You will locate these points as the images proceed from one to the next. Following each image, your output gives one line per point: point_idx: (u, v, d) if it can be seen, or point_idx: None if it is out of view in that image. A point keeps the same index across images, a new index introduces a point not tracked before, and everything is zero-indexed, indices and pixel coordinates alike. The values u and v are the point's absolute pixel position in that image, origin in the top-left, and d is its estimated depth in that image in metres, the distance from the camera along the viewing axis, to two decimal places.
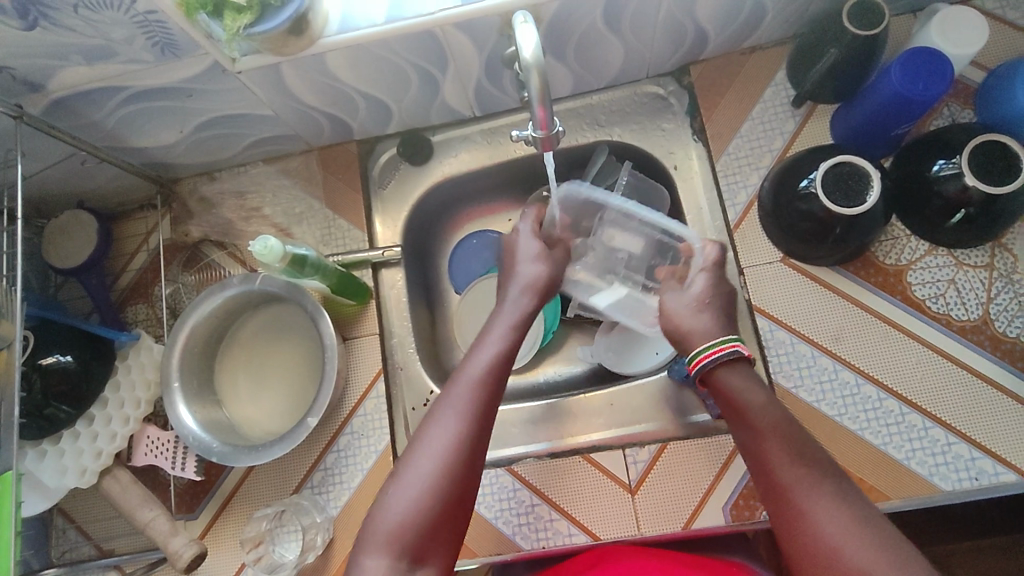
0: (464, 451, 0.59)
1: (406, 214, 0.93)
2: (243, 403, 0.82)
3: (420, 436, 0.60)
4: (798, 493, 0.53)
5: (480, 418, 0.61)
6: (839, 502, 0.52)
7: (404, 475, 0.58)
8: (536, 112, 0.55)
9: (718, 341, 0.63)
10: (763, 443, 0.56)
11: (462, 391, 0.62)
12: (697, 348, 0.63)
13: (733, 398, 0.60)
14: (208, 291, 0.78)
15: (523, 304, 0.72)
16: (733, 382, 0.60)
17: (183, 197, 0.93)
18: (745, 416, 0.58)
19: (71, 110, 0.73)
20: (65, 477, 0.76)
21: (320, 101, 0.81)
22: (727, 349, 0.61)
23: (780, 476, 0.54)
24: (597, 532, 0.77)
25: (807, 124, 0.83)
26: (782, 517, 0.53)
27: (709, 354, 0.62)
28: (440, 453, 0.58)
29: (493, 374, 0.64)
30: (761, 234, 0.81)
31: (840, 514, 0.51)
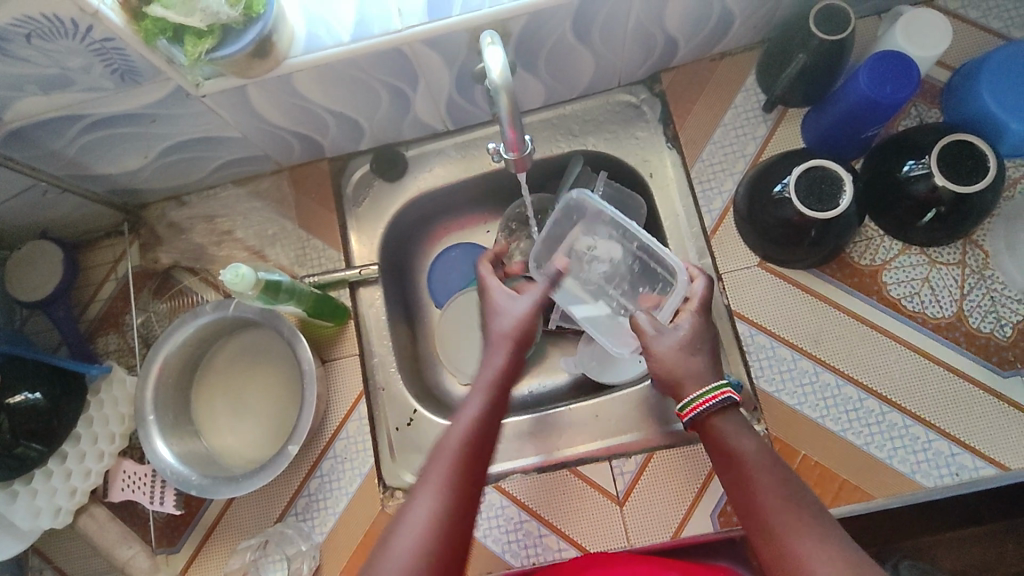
0: (454, 503, 0.56)
1: (382, 232, 0.92)
2: (222, 432, 0.80)
3: (411, 493, 0.57)
4: (794, 540, 0.52)
5: (467, 474, 0.58)
6: (834, 550, 0.51)
7: (398, 528, 0.54)
8: (507, 133, 0.54)
9: (711, 386, 0.62)
10: (756, 493, 0.56)
11: (449, 448, 0.59)
12: (695, 393, 0.62)
13: (724, 444, 0.60)
14: (180, 320, 0.76)
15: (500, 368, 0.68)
16: (728, 429, 0.60)
17: (152, 223, 0.91)
18: (739, 464, 0.58)
19: (30, 140, 0.71)
20: (40, 518, 0.74)
21: (289, 121, 0.80)
22: (723, 394, 0.61)
23: (776, 523, 0.54)
24: (585, 545, 0.76)
25: (779, 128, 0.83)
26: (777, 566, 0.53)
27: (707, 399, 0.61)
28: (432, 505, 0.55)
29: (478, 433, 0.61)
30: (738, 239, 0.82)
31: (837, 562, 0.50)
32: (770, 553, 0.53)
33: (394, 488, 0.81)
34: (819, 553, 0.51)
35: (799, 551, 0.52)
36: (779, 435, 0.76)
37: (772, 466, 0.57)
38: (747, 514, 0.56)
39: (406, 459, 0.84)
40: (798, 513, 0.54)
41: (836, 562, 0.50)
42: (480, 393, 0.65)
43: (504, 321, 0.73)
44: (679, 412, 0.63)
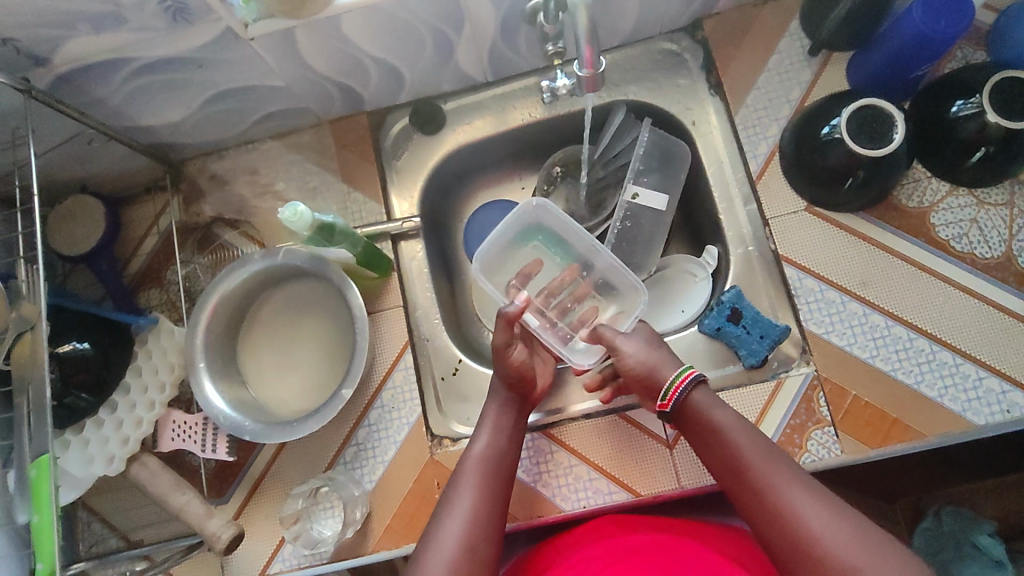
0: (475, 538, 0.65)
1: (422, 185, 0.91)
2: (269, 382, 0.80)
3: (439, 525, 0.66)
4: (785, 499, 0.60)
5: (483, 510, 0.67)
6: (822, 504, 0.59)
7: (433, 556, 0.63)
8: (584, 51, 0.57)
9: (677, 372, 0.69)
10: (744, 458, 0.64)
11: (464, 490, 0.68)
12: (669, 377, 0.69)
13: (704, 419, 0.67)
14: (229, 269, 0.77)
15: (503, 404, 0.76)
16: (707, 408, 0.67)
17: (191, 177, 0.91)
18: (719, 440, 0.65)
19: (78, 85, 0.71)
20: (92, 466, 0.74)
21: (332, 69, 0.80)
22: (687, 379, 0.68)
23: (769, 484, 0.61)
24: (637, 488, 0.76)
25: (824, 73, 0.83)
26: (770, 523, 0.60)
27: (678, 384, 0.68)
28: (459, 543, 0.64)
29: (489, 469, 0.70)
30: (784, 184, 0.81)
31: (825, 515, 0.58)
32: (763, 515, 0.61)
33: (442, 437, 0.81)
34: (813, 509, 0.59)
35: (791, 511, 0.59)
36: (828, 377, 0.76)
37: (752, 437, 0.65)
38: (736, 481, 0.64)
39: (453, 409, 0.84)
40: (787, 476, 0.61)
41: (824, 514, 0.58)
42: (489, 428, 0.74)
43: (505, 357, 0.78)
44: (659, 401, 0.69)
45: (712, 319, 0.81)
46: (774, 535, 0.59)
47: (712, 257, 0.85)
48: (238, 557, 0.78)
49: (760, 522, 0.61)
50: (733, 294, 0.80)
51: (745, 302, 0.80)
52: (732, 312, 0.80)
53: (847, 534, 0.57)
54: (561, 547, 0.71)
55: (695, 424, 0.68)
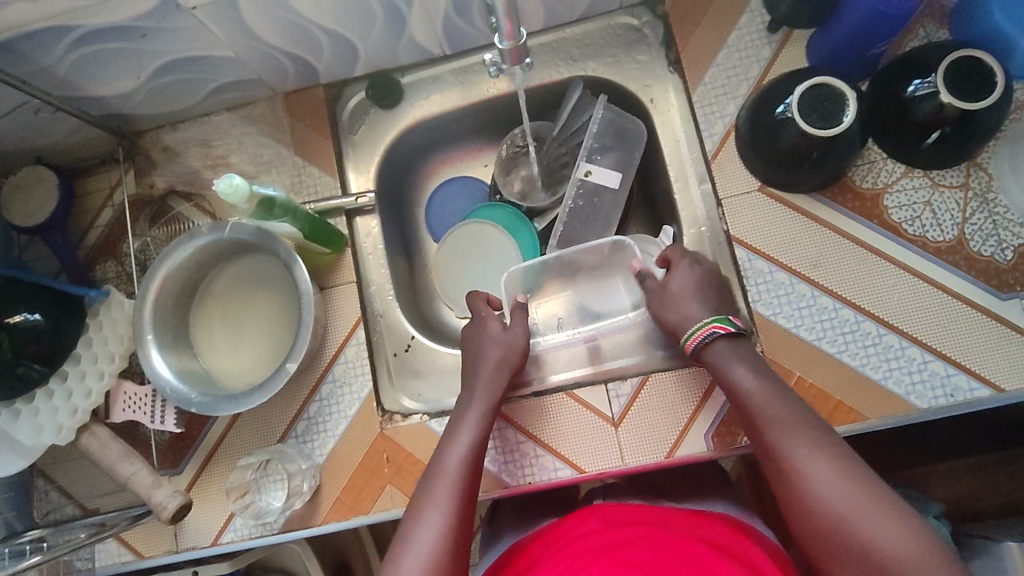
0: (453, 534, 0.63)
1: (379, 161, 0.91)
2: (220, 355, 0.81)
3: (417, 517, 0.64)
4: (788, 454, 0.60)
5: (462, 507, 0.65)
6: (824, 457, 0.59)
7: (406, 553, 0.61)
8: (503, 24, 0.57)
9: (698, 326, 0.70)
10: (758, 416, 0.64)
11: (443, 485, 0.66)
12: (697, 324, 0.70)
13: (722, 373, 0.67)
14: (177, 242, 0.76)
15: (489, 402, 0.73)
16: (725, 366, 0.67)
17: (147, 149, 0.90)
18: (740, 396, 0.65)
19: (19, 54, 0.70)
20: (42, 435, 0.75)
21: (282, 40, 0.79)
22: (705, 332, 0.69)
23: (775, 441, 0.61)
24: (582, 465, 0.77)
25: (784, 50, 0.81)
26: (778, 476, 0.61)
27: (698, 335, 0.69)
28: (434, 540, 0.62)
29: (467, 467, 0.67)
30: (739, 164, 0.80)
31: (827, 469, 0.58)
32: (773, 468, 0.62)
33: (392, 412, 0.83)
34: (813, 462, 0.59)
35: (793, 466, 0.59)
36: (775, 358, 0.76)
37: (772, 394, 0.64)
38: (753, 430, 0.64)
39: (403, 384, 0.85)
40: (793, 430, 0.61)
41: (827, 469, 0.58)
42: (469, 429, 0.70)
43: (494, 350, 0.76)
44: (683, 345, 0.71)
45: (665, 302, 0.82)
46: (783, 488, 0.60)
47: (668, 237, 0.84)
48: (190, 526, 0.80)
49: (771, 473, 0.62)
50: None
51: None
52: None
53: (848, 488, 0.57)
54: (549, 540, 0.72)
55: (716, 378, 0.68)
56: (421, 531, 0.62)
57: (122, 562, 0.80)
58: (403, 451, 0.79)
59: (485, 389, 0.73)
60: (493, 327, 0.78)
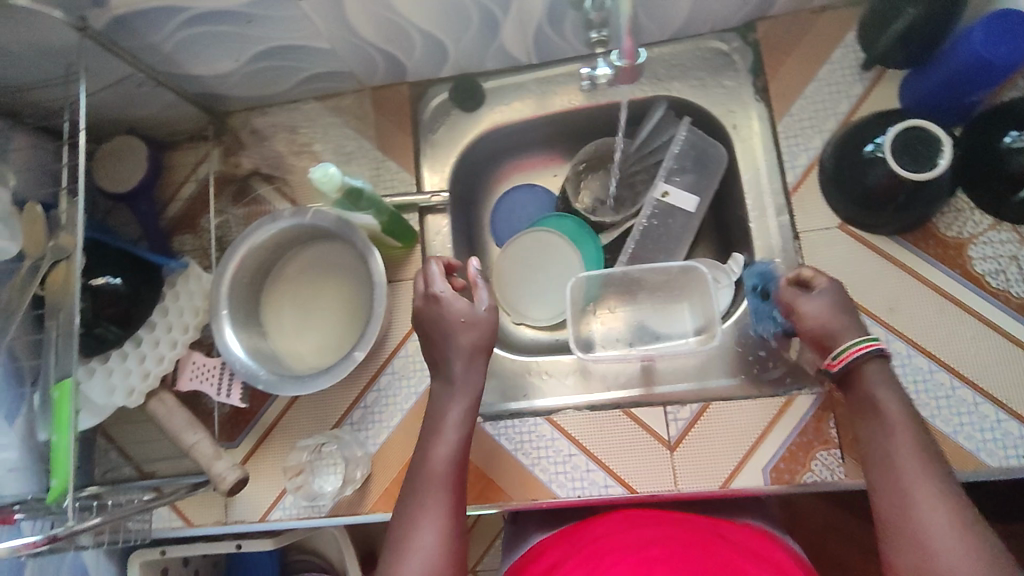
0: (451, 536, 0.63)
1: (455, 162, 0.92)
2: (287, 337, 0.83)
3: (414, 520, 0.64)
4: (903, 478, 0.57)
5: (454, 508, 0.66)
6: (937, 494, 0.55)
7: (406, 557, 0.61)
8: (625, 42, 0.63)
9: (857, 339, 0.65)
10: (888, 451, 0.59)
11: (437, 490, 0.66)
12: (846, 342, 0.65)
13: (870, 396, 0.62)
14: (260, 223, 0.78)
15: (467, 399, 0.72)
16: (868, 382, 0.63)
17: (234, 130, 0.93)
18: (872, 412, 0.62)
19: (131, 29, 0.72)
20: (113, 396, 0.77)
21: (379, 37, 0.80)
22: (864, 349, 0.64)
23: (892, 462, 0.59)
24: (633, 485, 0.77)
25: (875, 89, 0.81)
26: (886, 498, 0.58)
27: (857, 350, 0.64)
28: (432, 545, 0.62)
29: (454, 466, 0.68)
30: (820, 200, 0.80)
31: (937, 505, 0.55)
32: (880, 487, 0.59)
33: None
34: (924, 495, 0.56)
35: (905, 491, 0.57)
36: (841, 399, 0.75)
37: (906, 419, 0.60)
38: (880, 464, 0.60)
39: None
40: (915, 458, 0.58)
41: (936, 504, 0.55)
42: (455, 425, 0.70)
43: (468, 335, 0.73)
44: (827, 360, 0.66)
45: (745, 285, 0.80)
46: (887, 510, 0.57)
47: (738, 265, 0.85)
48: (241, 500, 0.82)
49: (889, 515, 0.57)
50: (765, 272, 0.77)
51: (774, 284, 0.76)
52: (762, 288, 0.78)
53: (966, 548, 0.52)
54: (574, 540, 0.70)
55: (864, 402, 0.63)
56: (419, 536, 0.63)
57: (171, 527, 0.83)
58: None
59: (465, 381, 0.72)
60: (441, 290, 0.74)
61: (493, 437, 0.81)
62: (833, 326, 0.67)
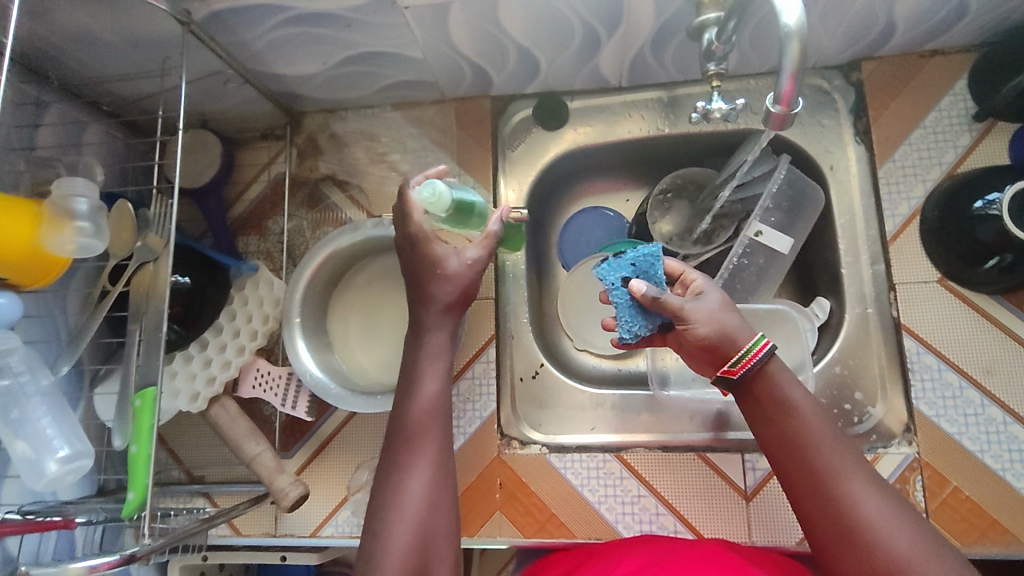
0: (438, 490, 0.61)
1: (532, 180, 0.89)
2: (354, 349, 0.81)
3: (399, 467, 0.62)
4: (841, 486, 0.54)
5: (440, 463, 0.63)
6: (882, 497, 0.53)
7: (394, 515, 0.59)
8: (784, 84, 0.54)
9: (752, 342, 0.59)
10: (805, 440, 0.56)
11: (423, 436, 0.64)
12: (742, 346, 0.59)
13: (777, 390, 0.59)
14: (342, 230, 0.77)
15: (440, 342, 0.68)
16: (773, 383, 0.59)
17: (309, 131, 0.91)
18: (785, 415, 0.58)
19: (227, 24, 0.69)
20: (177, 400, 0.74)
21: (474, 50, 0.78)
22: (763, 350, 0.58)
23: (826, 470, 0.55)
24: (704, 533, 0.74)
25: (984, 140, 0.77)
26: (821, 509, 0.54)
27: (757, 351, 0.58)
28: (420, 496, 0.60)
29: (438, 408, 0.66)
30: (919, 251, 0.77)
31: (887, 509, 0.52)
32: (812, 494, 0.55)
33: (512, 437, 0.81)
34: (870, 501, 0.53)
35: (851, 502, 0.53)
36: (930, 462, 0.72)
37: (812, 413, 0.58)
38: (788, 453, 0.57)
39: (527, 412, 0.82)
40: (847, 459, 0.55)
41: (886, 507, 0.53)
42: (434, 375, 0.67)
43: (447, 287, 0.68)
44: (729, 368, 0.59)
45: (604, 279, 0.68)
46: (818, 509, 0.55)
47: (823, 310, 0.81)
48: (295, 514, 0.80)
49: (813, 506, 0.55)
50: (640, 258, 0.67)
51: (654, 273, 0.66)
52: (627, 275, 0.67)
53: (908, 529, 0.52)
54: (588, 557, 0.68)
55: (752, 394, 0.60)
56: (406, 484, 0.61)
57: (218, 536, 0.80)
58: (518, 480, 0.78)
59: (438, 330, 0.69)
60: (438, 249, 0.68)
61: (559, 471, 0.78)
62: (729, 328, 0.59)
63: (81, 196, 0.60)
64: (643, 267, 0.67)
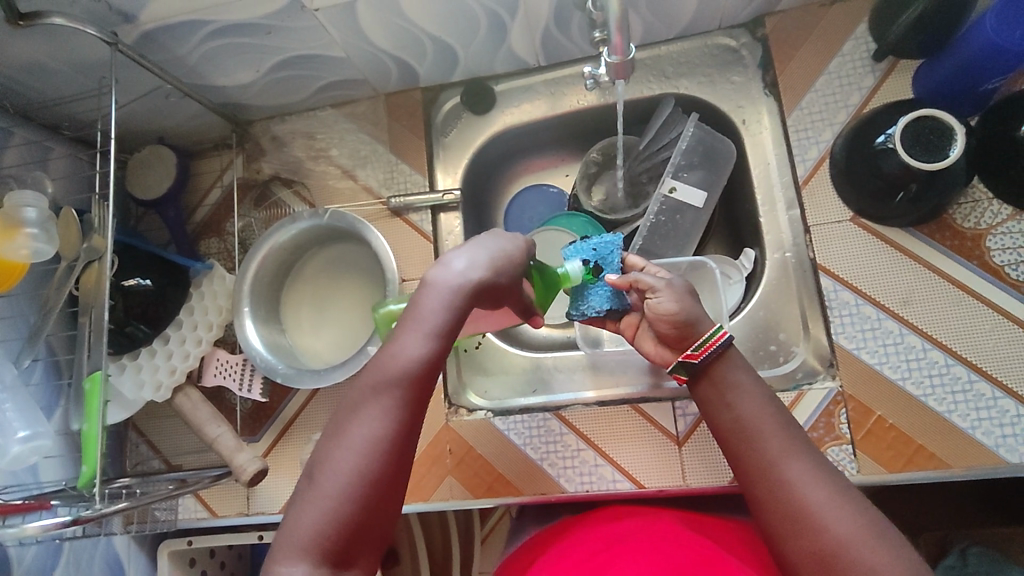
0: (391, 455, 0.51)
1: (467, 164, 0.94)
2: (306, 335, 0.86)
3: (351, 413, 0.53)
4: (785, 470, 0.53)
5: (407, 422, 0.52)
6: (827, 482, 0.52)
7: (331, 461, 0.51)
8: (614, 38, 0.64)
9: (713, 330, 0.61)
10: (755, 424, 0.57)
11: (385, 398, 0.52)
12: (706, 332, 0.61)
13: (729, 378, 0.60)
14: (281, 223, 0.82)
15: (438, 306, 0.54)
16: (729, 368, 0.60)
17: (256, 138, 0.97)
18: (736, 400, 0.59)
19: (158, 42, 0.75)
20: (143, 390, 0.80)
21: (391, 44, 0.83)
22: (722, 340, 0.60)
23: (772, 457, 0.54)
24: (641, 480, 0.77)
25: (887, 80, 0.79)
26: (766, 493, 0.53)
27: (713, 341, 0.60)
28: (362, 452, 0.51)
29: (420, 377, 0.53)
30: (831, 193, 0.79)
31: (830, 491, 0.51)
32: (758, 477, 0.54)
33: (459, 406, 0.85)
34: (814, 480, 0.52)
35: (795, 481, 0.52)
36: (854, 394, 0.73)
37: (763, 403, 0.58)
38: (738, 437, 0.57)
39: (473, 380, 0.87)
40: (792, 445, 0.55)
41: (830, 491, 0.51)
42: (425, 334, 0.54)
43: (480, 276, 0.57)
44: (688, 352, 0.61)
45: (566, 257, 0.72)
46: (765, 492, 0.53)
47: (749, 260, 0.84)
48: (263, 491, 0.85)
49: (758, 488, 0.54)
50: (602, 245, 0.71)
51: (613, 260, 0.71)
52: (588, 260, 0.70)
53: (848, 508, 0.50)
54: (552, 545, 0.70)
55: (707, 380, 0.61)
56: (353, 434, 0.52)
57: (197, 517, 0.86)
58: (465, 445, 0.82)
59: (437, 300, 0.54)
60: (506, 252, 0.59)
61: (503, 433, 0.82)
62: (692, 311, 0.62)
63: (29, 205, 0.66)
64: (604, 255, 0.71)
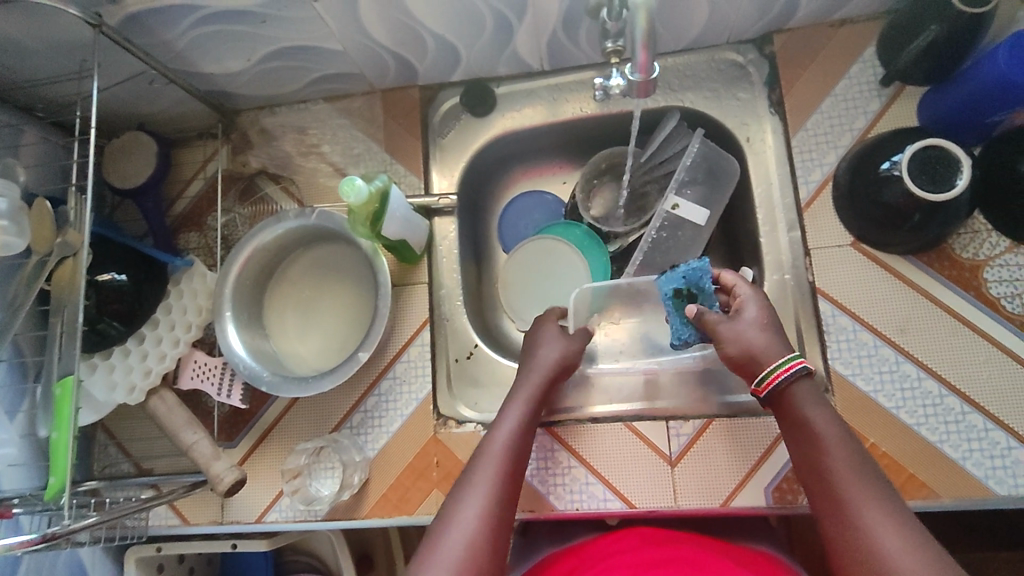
0: (498, 503, 0.60)
1: (464, 166, 0.91)
2: (290, 339, 0.83)
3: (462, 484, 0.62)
4: (860, 519, 0.53)
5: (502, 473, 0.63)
6: (901, 529, 0.52)
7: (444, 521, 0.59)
8: (639, 55, 0.61)
9: (781, 360, 0.63)
10: (831, 471, 0.57)
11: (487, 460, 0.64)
12: (769, 365, 0.63)
13: (799, 414, 0.61)
14: (266, 223, 0.79)
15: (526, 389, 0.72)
16: (801, 404, 0.61)
17: (243, 128, 0.93)
18: (813, 446, 0.59)
19: (143, 25, 0.70)
20: (115, 392, 0.77)
21: (391, 40, 0.80)
22: (789, 369, 0.62)
23: (847, 496, 0.55)
24: (632, 500, 0.76)
25: (892, 105, 0.79)
26: (846, 544, 0.53)
27: (782, 370, 0.62)
28: (477, 510, 0.59)
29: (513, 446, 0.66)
30: (833, 216, 0.78)
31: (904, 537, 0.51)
32: (837, 527, 0.54)
33: (447, 417, 0.83)
34: (886, 528, 0.52)
35: (869, 530, 0.52)
36: (849, 420, 0.73)
37: (842, 448, 0.58)
38: (820, 486, 0.57)
39: (463, 391, 0.85)
40: (866, 489, 0.55)
41: (903, 540, 0.51)
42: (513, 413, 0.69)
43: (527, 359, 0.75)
44: (753, 386, 0.64)
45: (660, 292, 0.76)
46: (842, 542, 0.54)
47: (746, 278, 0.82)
48: (239, 500, 0.82)
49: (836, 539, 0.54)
50: (689, 273, 0.72)
51: (705, 284, 0.72)
52: (679, 288, 0.73)
53: (920, 559, 0.50)
54: None
55: (789, 419, 0.62)
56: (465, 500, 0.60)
57: (168, 525, 0.82)
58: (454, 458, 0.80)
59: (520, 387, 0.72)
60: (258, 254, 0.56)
61: None
62: (758, 350, 0.65)
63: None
64: (693, 279, 0.72)
